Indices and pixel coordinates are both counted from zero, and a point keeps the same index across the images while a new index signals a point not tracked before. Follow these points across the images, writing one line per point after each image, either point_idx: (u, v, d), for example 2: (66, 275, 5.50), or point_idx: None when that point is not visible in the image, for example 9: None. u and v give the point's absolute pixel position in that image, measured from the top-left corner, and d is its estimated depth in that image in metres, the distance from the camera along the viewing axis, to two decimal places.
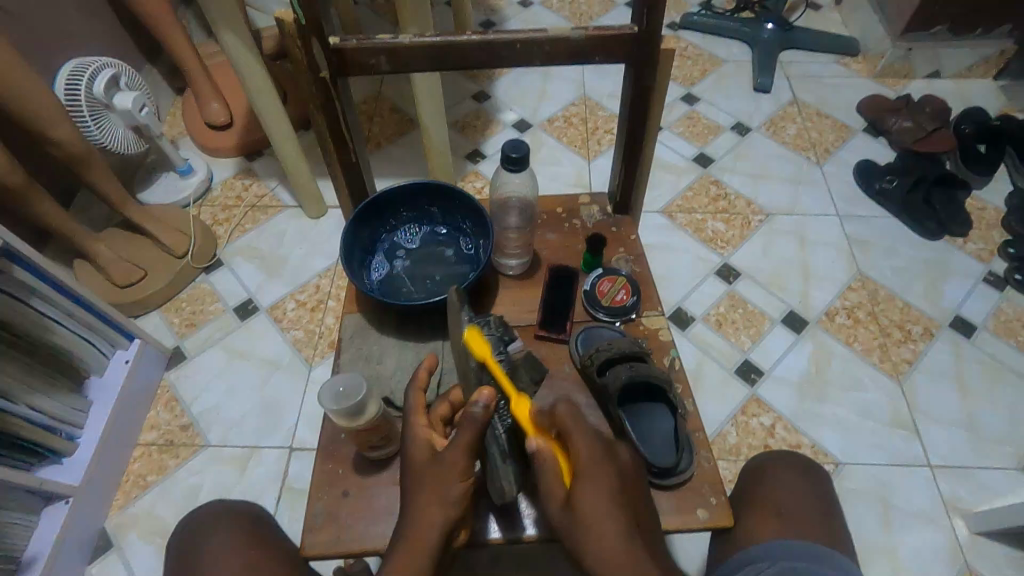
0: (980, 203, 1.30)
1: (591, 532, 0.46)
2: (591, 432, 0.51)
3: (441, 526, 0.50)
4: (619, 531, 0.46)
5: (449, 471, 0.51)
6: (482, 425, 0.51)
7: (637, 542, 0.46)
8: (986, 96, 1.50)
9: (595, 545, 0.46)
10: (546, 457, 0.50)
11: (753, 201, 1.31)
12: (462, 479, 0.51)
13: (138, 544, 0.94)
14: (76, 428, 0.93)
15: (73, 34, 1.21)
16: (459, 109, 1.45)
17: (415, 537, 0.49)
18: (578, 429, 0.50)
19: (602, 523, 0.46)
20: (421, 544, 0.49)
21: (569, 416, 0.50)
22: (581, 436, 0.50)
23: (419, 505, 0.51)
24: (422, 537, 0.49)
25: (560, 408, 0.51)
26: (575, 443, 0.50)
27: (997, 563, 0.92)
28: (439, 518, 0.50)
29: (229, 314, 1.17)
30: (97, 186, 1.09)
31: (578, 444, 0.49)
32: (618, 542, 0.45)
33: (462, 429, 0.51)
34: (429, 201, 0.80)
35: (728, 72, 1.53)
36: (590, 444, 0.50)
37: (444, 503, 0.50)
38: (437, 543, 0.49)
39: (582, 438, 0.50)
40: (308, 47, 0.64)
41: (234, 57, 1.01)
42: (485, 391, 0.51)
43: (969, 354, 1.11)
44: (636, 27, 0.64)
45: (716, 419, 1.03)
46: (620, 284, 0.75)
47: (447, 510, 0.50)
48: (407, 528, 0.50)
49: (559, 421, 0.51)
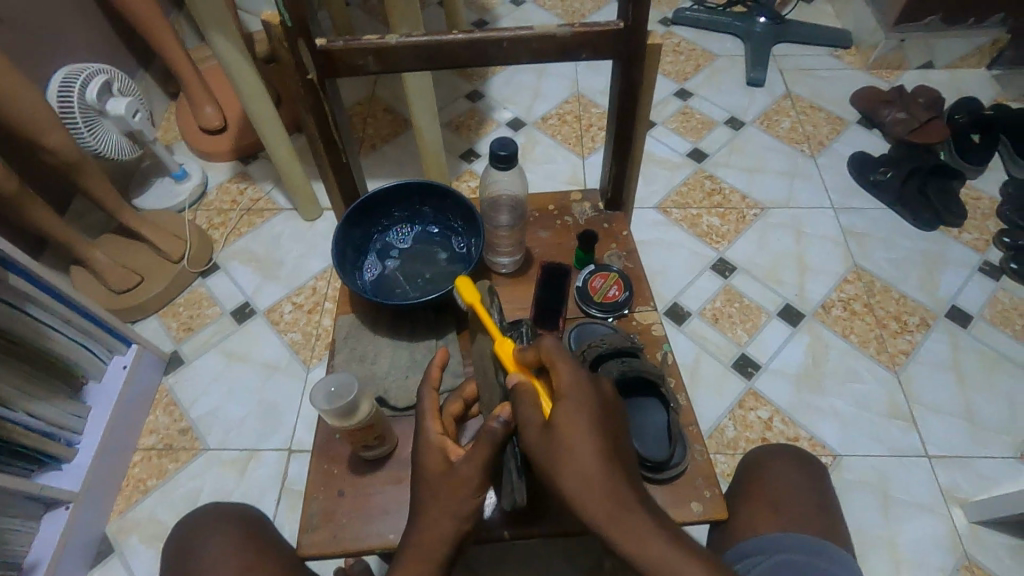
0: (975, 193, 1.30)
1: (568, 456, 0.46)
2: (575, 361, 0.51)
3: (450, 536, 0.50)
4: (598, 454, 0.46)
5: (462, 482, 0.51)
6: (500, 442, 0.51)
7: (618, 471, 0.46)
8: (980, 85, 1.49)
9: (571, 470, 0.45)
10: (527, 389, 0.51)
11: (748, 195, 1.31)
12: (476, 494, 0.51)
13: (139, 548, 0.94)
14: (75, 434, 0.93)
15: (66, 41, 1.22)
16: (453, 109, 1.45)
17: (424, 544, 0.50)
18: (564, 361, 0.50)
19: (581, 445, 0.46)
20: (429, 551, 0.50)
21: (554, 350, 0.51)
22: (567, 366, 0.50)
23: (430, 513, 0.51)
24: (431, 546, 0.50)
25: (545, 342, 0.52)
26: (559, 374, 0.50)
27: (997, 552, 0.92)
28: (450, 530, 0.50)
29: (226, 318, 1.17)
30: (93, 192, 1.09)
31: (561, 373, 0.50)
32: (596, 467, 0.45)
33: (479, 444, 0.50)
34: (420, 200, 0.80)
35: (721, 67, 1.53)
36: (573, 374, 0.50)
37: (455, 516, 0.51)
38: (445, 550, 0.50)
39: (565, 368, 0.50)
40: (296, 49, 0.64)
41: (225, 60, 1.01)
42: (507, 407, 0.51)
43: (966, 344, 1.11)
44: (622, 23, 0.64)
45: (713, 414, 1.04)
46: (613, 280, 0.75)
47: (458, 521, 0.51)
48: (417, 535, 0.51)
49: (546, 358, 0.51)
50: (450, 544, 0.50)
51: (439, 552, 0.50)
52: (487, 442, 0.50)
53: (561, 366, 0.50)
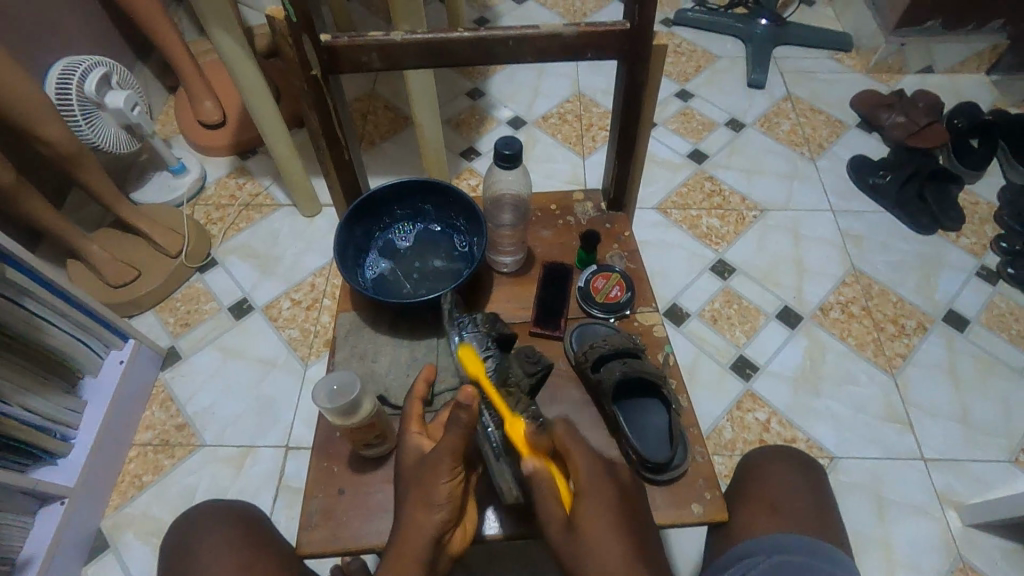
0: (972, 197, 1.31)
1: (589, 552, 0.49)
2: (589, 450, 0.55)
3: (434, 533, 0.51)
4: (620, 552, 0.49)
5: (435, 468, 0.52)
6: (466, 427, 0.50)
7: (640, 566, 0.49)
8: (978, 91, 1.50)
9: (593, 566, 0.49)
10: (544, 479, 0.52)
11: (748, 197, 1.31)
12: (451, 480, 0.52)
13: (134, 544, 0.94)
14: (70, 429, 0.92)
15: (63, 33, 1.21)
16: (454, 107, 1.44)
17: (407, 542, 0.51)
18: (579, 448, 0.54)
19: (601, 542, 0.49)
20: (413, 552, 0.50)
21: (567, 436, 0.55)
22: (583, 458, 0.54)
23: (408, 511, 0.52)
24: (413, 544, 0.50)
25: (558, 428, 0.55)
26: (576, 467, 0.53)
27: (991, 555, 0.93)
28: (430, 525, 0.51)
29: (224, 314, 1.16)
30: (90, 185, 1.08)
31: (580, 466, 0.53)
32: (619, 564, 0.48)
33: (450, 431, 0.51)
34: (423, 199, 0.80)
35: (722, 68, 1.53)
36: (590, 464, 0.54)
37: (430, 505, 0.51)
38: (428, 547, 0.51)
39: (582, 459, 0.54)
40: (299, 44, 0.63)
41: (224, 53, 1.00)
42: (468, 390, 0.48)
43: (962, 347, 1.12)
44: (628, 23, 0.64)
45: (711, 414, 1.04)
46: (614, 281, 0.75)
47: (440, 514, 0.52)
48: (398, 534, 0.52)
49: (559, 443, 0.55)
50: (433, 540, 0.51)
51: (423, 549, 0.50)
52: (455, 426, 0.50)
53: (578, 459, 0.54)
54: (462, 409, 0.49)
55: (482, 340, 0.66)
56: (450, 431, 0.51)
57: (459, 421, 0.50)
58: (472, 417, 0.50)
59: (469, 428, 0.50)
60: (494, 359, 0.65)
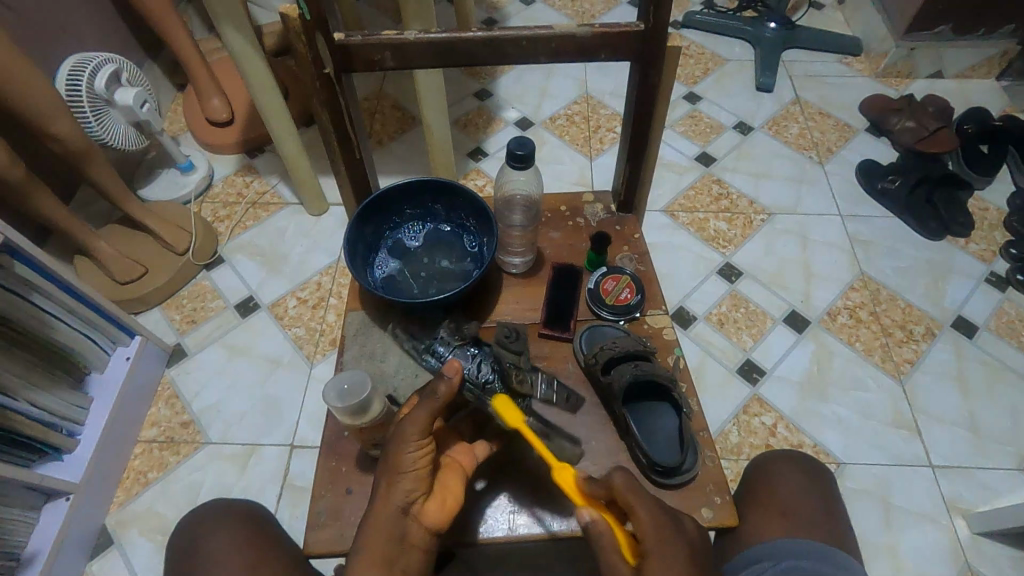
0: (982, 203, 1.30)
1: None
2: (652, 504, 0.53)
3: (402, 505, 0.53)
4: None
5: (402, 437, 0.53)
6: (440, 399, 0.53)
7: None
8: (988, 96, 1.50)
9: None
10: (603, 531, 0.52)
11: (756, 201, 1.31)
12: (418, 450, 0.53)
13: (139, 541, 0.94)
14: (76, 425, 0.92)
15: (73, 30, 1.21)
16: (461, 107, 1.44)
17: (377, 515, 0.53)
18: (640, 502, 0.52)
19: None
20: (383, 524, 0.52)
21: (629, 491, 0.53)
22: (644, 511, 0.52)
23: (382, 483, 0.54)
24: (383, 516, 0.53)
25: (617, 481, 0.53)
26: (638, 520, 0.52)
27: (998, 564, 0.92)
28: (398, 496, 0.53)
29: (230, 311, 1.16)
30: (98, 181, 1.08)
31: (641, 520, 0.52)
32: None
33: (421, 404, 0.53)
34: (433, 198, 0.79)
35: (730, 71, 1.53)
36: (651, 518, 0.52)
37: (398, 473, 0.53)
38: (398, 519, 0.53)
39: (644, 512, 0.52)
40: (313, 42, 0.63)
41: (235, 51, 1.00)
42: (453, 364, 0.55)
43: (970, 354, 1.11)
44: (643, 25, 0.64)
45: (717, 418, 1.03)
46: (624, 283, 0.75)
47: (406, 483, 0.53)
48: (374, 506, 0.53)
49: (620, 498, 0.53)
50: (401, 511, 0.53)
51: (393, 521, 0.52)
52: (429, 398, 0.54)
53: (641, 514, 0.52)
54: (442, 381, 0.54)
55: (462, 353, 0.64)
56: (421, 405, 0.53)
57: (433, 395, 0.54)
58: (450, 391, 0.54)
59: (442, 400, 0.54)
60: (489, 363, 0.62)
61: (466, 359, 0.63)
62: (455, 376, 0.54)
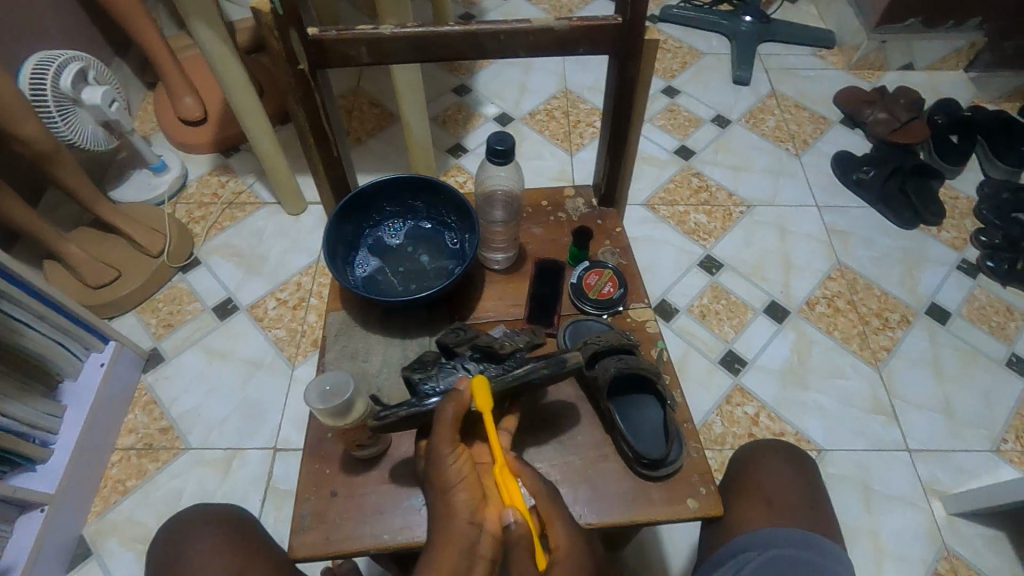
0: (953, 192, 1.33)
1: None
2: (570, 523, 0.54)
3: (469, 518, 0.50)
4: None
5: (437, 452, 0.52)
6: (461, 408, 0.54)
7: None
8: (957, 88, 1.53)
9: None
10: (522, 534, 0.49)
11: (734, 193, 1.32)
12: (457, 458, 0.52)
13: (118, 550, 0.92)
14: (51, 434, 0.90)
15: (37, 28, 1.17)
16: (440, 103, 1.43)
17: (446, 534, 0.49)
18: (560, 517, 0.53)
19: None
20: (455, 542, 0.48)
21: (550, 507, 0.54)
22: (562, 524, 0.53)
23: (439, 508, 0.51)
24: (454, 534, 0.49)
25: (543, 499, 0.54)
26: (554, 533, 0.52)
27: (975, 544, 0.94)
28: (460, 509, 0.50)
29: (208, 314, 1.14)
30: (66, 183, 1.05)
31: (556, 531, 0.53)
32: None
33: (441, 418, 0.53)
34: (413, 195, 0.79)
35: (707, 65, 1.54)
36: (568, 534, 0.53)
37: (449, 485, 0.51)
38: (468, 531, 0.49)
39: (561, 526, 0.53)
40: (286, 38, 0.62)
41: (205, 48, 0.98)
42: (464, 378, 0.56)
43: (944, 339, 1.13)
44: (620, 18, 0.64)
45: (701, 409, 1.04)
46: (607, 277, 0.75)
47: (461, 493, 0.51)
48: (438, 531, 0.50)
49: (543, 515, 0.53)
50: (470, 524, 0.49)
51: (463, 536, 0.49)
52: (445, 411, 0.53)
53: (557, 526, 0.53)
54: (456, 391, 0.55)
55: (444, 375, 0.60)
56: (441, 417, 0.53)
57: (447, 404, 0.54)
58: (464, 401, 0.54)
59: (465, 407, 0.54)
60: (470, 361, 0.62)
61: (453, 372, 0.60)
62: (467, 387, 0.55)
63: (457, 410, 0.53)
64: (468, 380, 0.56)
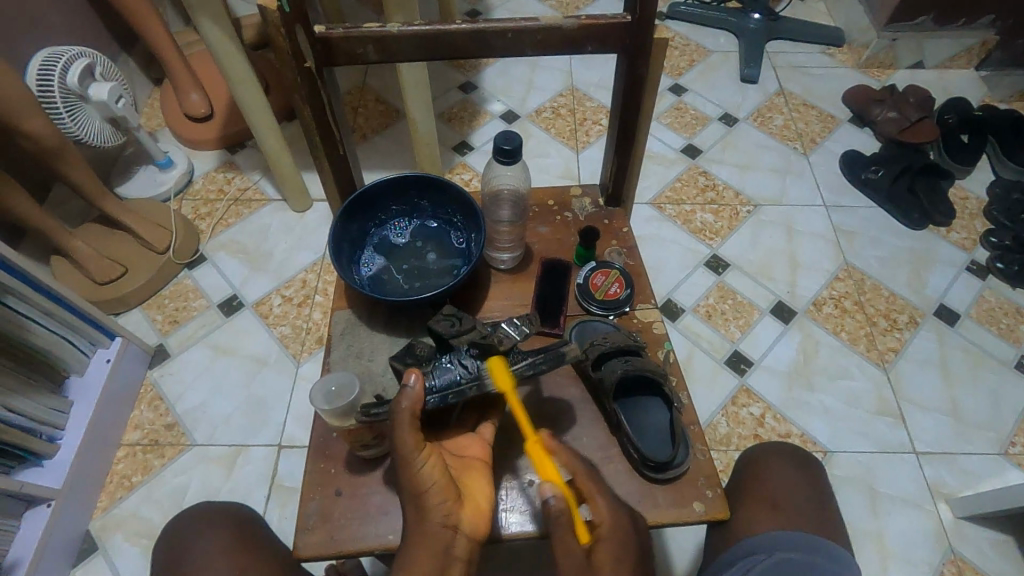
0: (963, 192, 1.32)
1: None
2: (611, 496, 0.56)
3: (441, 520, 0.50)
4: None
5: (405, 459, 0.51)
6: (416, 409, 0.52)
7: None
8: (968, 86, 1.51)
9: None
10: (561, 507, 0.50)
11: (741, 192, 1.31)
12: (428, 462, 0.52)
13: (124, 546, 0.92)
14: (57, 429, 0.90)
15: (44, 24, 1.17)
16: (446, 100, 1.43)
17: (420, 538, 0.49)
18: (599, 492, 0.56)
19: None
20: (429, 544, 0.49)
21: (592, 483, 0.56)
22: (604, 498, 0.55)
23: (411, 513, 0.51)
24: (427, 536, 0.49)
25: (581, 473, 0.57)
26: (597, 507, 0.55)
27: (981, 548, 0.94)
28: (432, 513, 0.50)
29: (213, 310, 1.14)
30: (73, 179, 1.05)
31: (600, 504, 0.55)
32: None
33: (399, 423, 0.51)
34: (419, 194, 0.78)
35: (715, 63, 1.53)
36: (612, 509, 0.55)
37: (420, 492, 0.51)
38: (441, 535, 0.50)
39: (603, 501, 0.55)
40: (293, 36, 0.62)
41: (211, 44, 0.97)
42: (411, 373, 0.54)
43: (952, 341, 1.13)
44: (629, 16, 0.63)
45: (706, 409, 1.04)
46: (613, 278, 0.75)
47: (433, 497, 0.51)
48: (411, 534, 0.50)
49: (582, 487, 0.56)
50: (442, 527, 0.50)
51: (437, 539, 0.49)
52: (400, 415, 0.51)
53: (598, 497, 0.55)
54: (406, 392, 0.52)
55: (440, 370, 0.57)
56: (400, 420, 0.52)
57: (400, 407, 0.52)
58: (416, 399, 0.53)
59: (417, 408, 0.53)
60: (466, 356, 0.59)
61: (449, 370, 0.58)
62: (417, 383, 0.53)
63: (412, 410, 0.52)
64: (417, 374, 0.54)
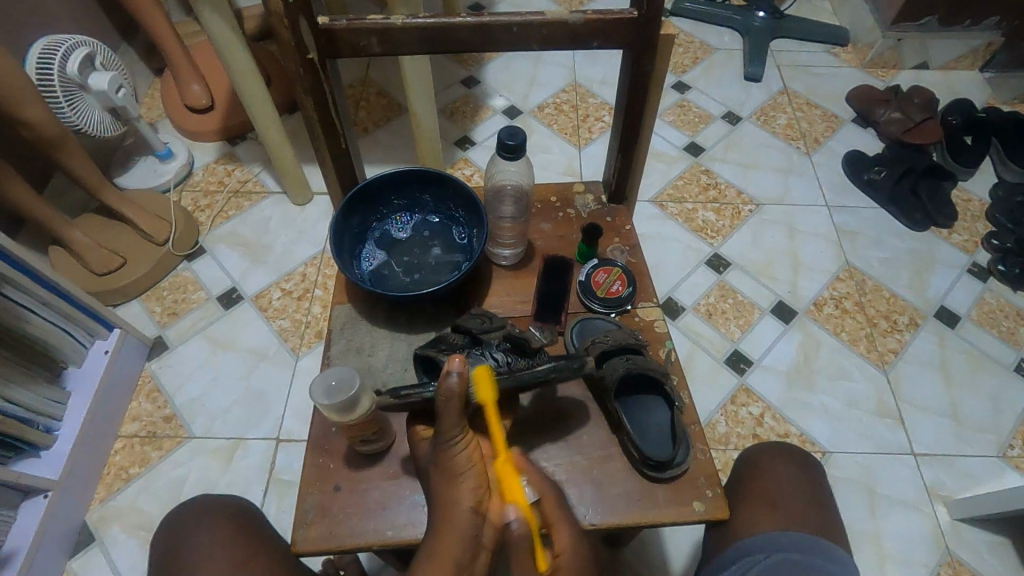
0: (965, 194, 1.31)
1: None
2: (575, 525, 0.52)
3: (472, 506, 0.49)
4: None
5: (446, 441, 0.51)
6: (461, 394, 0.50)
7: None
8: (972, 88, 1.51)
9: None
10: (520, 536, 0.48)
11: (743, 191, 1.31)
12: (465, 446, 0.51)
13: (121, 537, 0.92)
14: (54, 420, 0.90)
15: (44, 12, 1.17)
16: (449, 95, 1.42)
17: (448, 523, 0.48)
18: (565, 520, 0.51)
19: None
20: (456, 532, 0.48)
21: (557, 511, 0.51)
22: (568, 530, 0.51)
23: (442, 495, 0.50)
24: (457, 521, 0.48)
25: (549, 502, 0.52)
26: (560, 538, 0.50)
27: (978, 550, 0.94)
28: (466, 496, 0.49)
29: (212, 303, 1.14)
30: (71, 169, 1.05)
31: (561, 536, 0.50)
32: None
33: (445, 407, 0.50)
34: (422, 188, 0.78)
35: (719, 61, 1.52)
36: (574, 540, 0.50)
37: (455, 474, 0.50)
38: (471, 522, 0.48)
39: (567, 532, 0.51)
40: (296, 27, 0.61)
41: (214, 35, 0.97)
42: (457, 358, 0.50)
43: (953, 344, 1.12)
44: (636, 11, 0.62)
45: (706, 408, 1.04)
46: (616, 275, 0.75)
47: (468, 481, 0.50)
48: (440, 518, 0.49)
49: (549, 517, 0.51)
50: (474, 514, 0.49)
51: (466, 526, 0.48)
52: (448, 398, 0.49)
53: (562, 528, 0.51)
54: (454, 375, 0.50)
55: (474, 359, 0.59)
56: (447, 407, 0.50)
57: (444, 391, 0.50)
58: (464, 384, 0.50)
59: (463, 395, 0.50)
60: (497, 351, 0.61)
61: (482, 359, 0.59)
62: (464, 369, 0.50)
63: (460, 397, 0.50)
64: (462, 360, 0.51)
